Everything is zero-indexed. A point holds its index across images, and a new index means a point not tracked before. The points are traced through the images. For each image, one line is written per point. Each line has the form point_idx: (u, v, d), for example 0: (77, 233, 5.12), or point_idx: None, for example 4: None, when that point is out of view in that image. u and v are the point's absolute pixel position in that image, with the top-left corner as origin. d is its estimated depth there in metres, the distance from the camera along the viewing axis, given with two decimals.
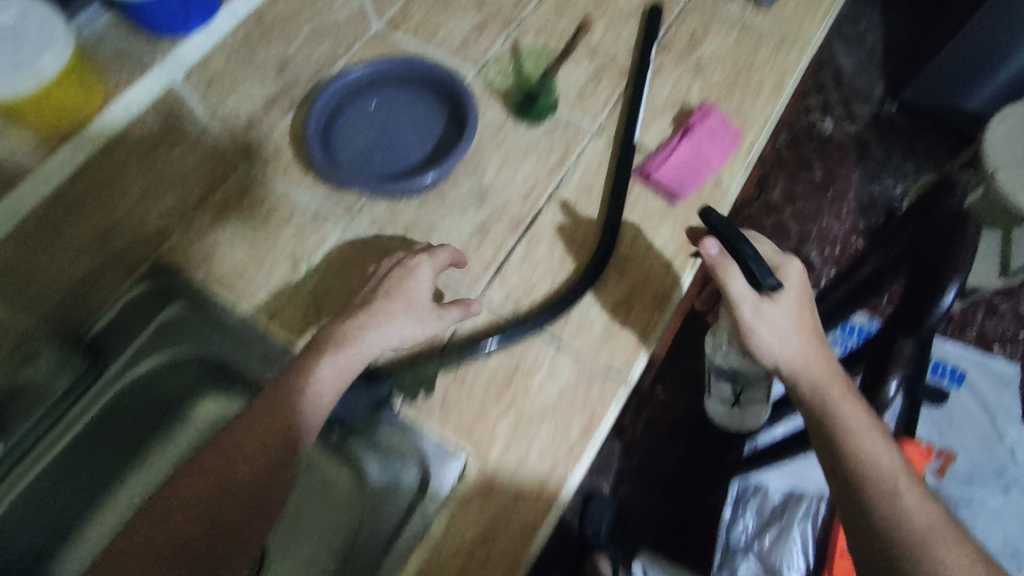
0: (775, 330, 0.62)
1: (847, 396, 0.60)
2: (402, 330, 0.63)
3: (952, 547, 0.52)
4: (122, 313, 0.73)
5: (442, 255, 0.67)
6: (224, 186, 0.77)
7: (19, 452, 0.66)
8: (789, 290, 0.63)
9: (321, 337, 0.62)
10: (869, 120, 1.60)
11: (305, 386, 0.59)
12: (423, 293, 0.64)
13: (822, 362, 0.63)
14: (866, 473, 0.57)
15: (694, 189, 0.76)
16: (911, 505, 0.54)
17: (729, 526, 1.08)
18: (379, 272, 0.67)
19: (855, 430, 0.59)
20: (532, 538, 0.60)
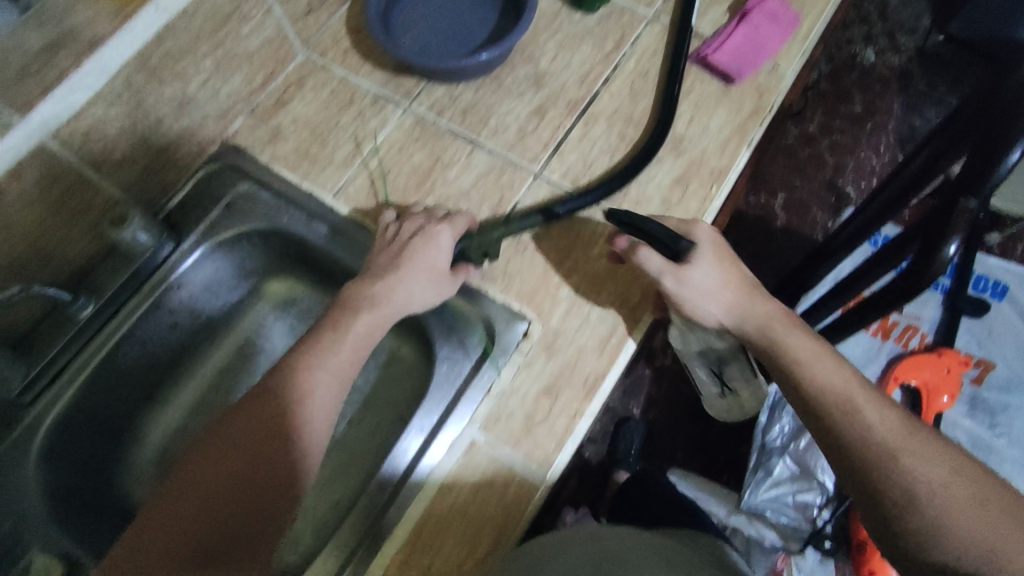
0: (702, 291, 0.63)
1: (790, 334, 0.61)
2: (426, 295, 0.65)
3: (921, 452, 0.53)
4: (196, 189, 0.76)
5: (460, 223, 0.68)
6: (284, 72, 0.79)
7: (70, 357, 0.68)
8: (701, 246, 0.64)
9: (348, 297, 0.64)
10: (914, 51, 1.46)
11: (341, 340, 0.60)
12: (443, 259, 0.66)
13: (760, 307, 0.63)
14: (834, 409, 0.57)
15: (751, 71, 0.76)
16: (874, 421, 0.55)
17: (765, 430, 1.09)
18: (402, 234, 0.67)
19: (805, 361, 0.60)
20: (593, 391, 0.64)
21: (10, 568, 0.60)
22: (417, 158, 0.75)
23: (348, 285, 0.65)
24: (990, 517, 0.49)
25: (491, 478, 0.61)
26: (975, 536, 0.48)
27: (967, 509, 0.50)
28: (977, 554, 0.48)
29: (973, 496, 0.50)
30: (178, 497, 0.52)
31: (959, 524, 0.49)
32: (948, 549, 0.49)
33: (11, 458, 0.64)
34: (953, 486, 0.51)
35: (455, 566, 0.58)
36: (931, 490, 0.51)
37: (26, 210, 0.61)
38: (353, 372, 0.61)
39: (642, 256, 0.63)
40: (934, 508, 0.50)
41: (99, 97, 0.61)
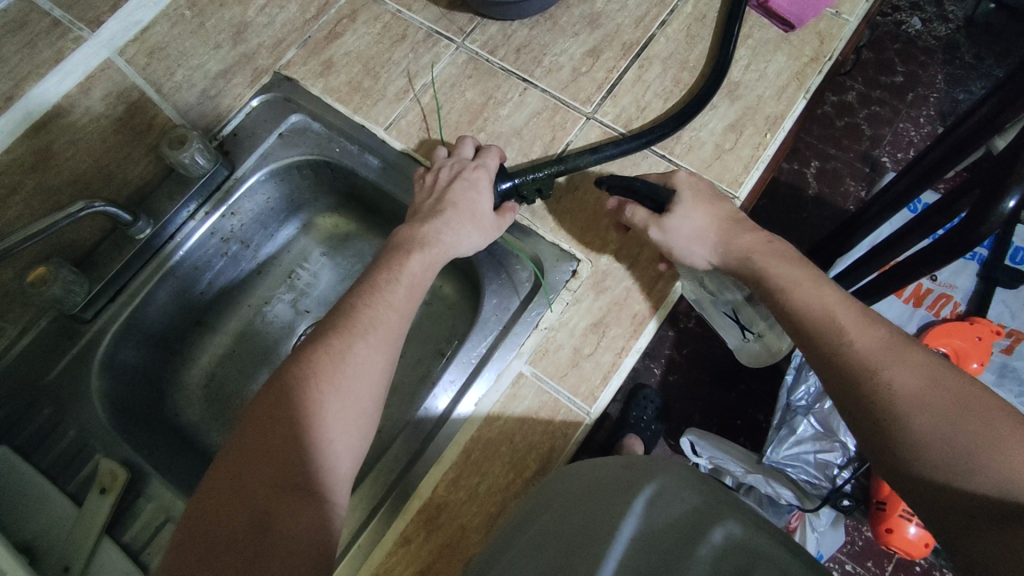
0: (683, 235, 0.63)
1: (768, 262, 0.59)
2: (475, 242, 0.61)
3: (902, 365, 0.50)
4: (248, 117, 0.76)
5: (491, 158, 0.66)
6: (338, 6, 0.79)
7: (119, 284, 0.70)
8: (680, 192, 0.64)
9: (400, 240, 0.59)
10: (962, 21, 1.41)
11: (398, 277, 0.55)
12: (487, 205, 0.62)
13: (741, 239, 0.62)
14: (826, 333, 0.54)
15: (814, 16, 0.75)
16: (854, 339, 0.53)
17: (791, 389, 1.06)
18: (442, 181, 0.64)
19: (786, 286, 0.58)
20: (640, 329, 0.65)
21: (77, 472, 0.62)
22: (469, 95, 0.75)
23: (397, 231, 0.60)
24: (971, 423, 0.46)
25: (538, 408, 0.63)
26: (948, 443, 0.46)
27: (947, 418, 0.47)
28: (953, 463, 0.45)
29: (959, 405, 0.47)
30: (247, 450, 0.45)
31: (933, 433, 0.47)
32: (921, 460, 0.47)
33: (75, 371, 0.66)
34: (931, 396, 0.48)
35: (502, 487, 0.60)
36: (907, 403, 0.48)
37: (92, 126, 0.64)
38: (411, 309, 0.55)
39: (630, 213, 0.65)
40: (912, 421, 0.48)
41: (164, 16, 0.73)
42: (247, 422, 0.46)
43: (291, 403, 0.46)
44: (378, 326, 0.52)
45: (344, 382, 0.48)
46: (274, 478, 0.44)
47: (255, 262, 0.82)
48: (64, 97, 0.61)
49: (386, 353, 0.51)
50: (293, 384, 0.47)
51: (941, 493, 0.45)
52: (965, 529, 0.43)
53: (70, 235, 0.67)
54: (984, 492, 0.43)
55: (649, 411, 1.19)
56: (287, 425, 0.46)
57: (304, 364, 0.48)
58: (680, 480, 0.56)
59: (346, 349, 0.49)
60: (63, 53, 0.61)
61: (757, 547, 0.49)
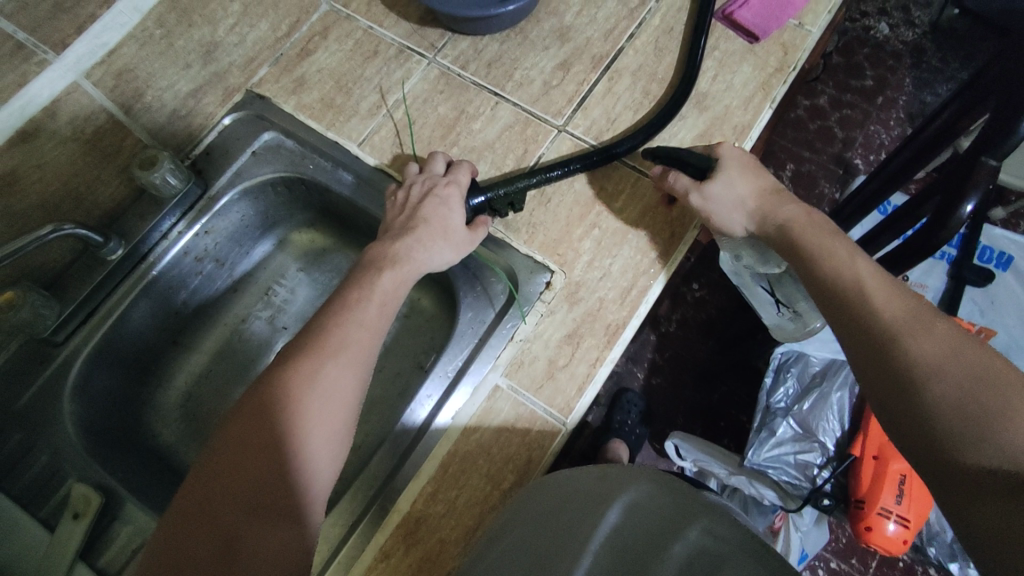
0: (722, 203, 0.66)
1: (806, 233, 0.60)
2: (446, 258, 0.61)
3: (927, 336, 0.50)
4: (219, 137, 0.76)
5: (463, 173, 0.66)
6: (310, 22, 0.80)
7: (89, 307, 0.69)
8: (725, 161, 0.66)
9: (371, 257, 0.59)
10: (928, 26, 1.44)
11: (368, 295, 0.55)
12: (458, 220, 0.63)
13: (782, 209, 0.64)
14: (853, 298, 0.55)
15: (778, 27, 0.78)
16: (883, 305, 0.53)
17: (770, 391, 1.09)
18: (414, 197, 0.64)
19: (817, 256, 0.59)
20: (615, 338, 0.66)
21: (51, 497, 0.62)
22: (442, 110, 0.76)
23: (368, 248, 0.61)
24: (986, 394, 0.45)
25: (514, 420, 0.63)
26: (960, 412, 0.45)
27: (964, 388, 0.46)
28: (966, 431, 0.44)
29: (976, 376, 0.46)
30: (220, 472, 0.45)
31: (951, 399, 0.46)
32: (935, 425, 0.46)
33: (45, 397, 0.65)
34: (951, 364, 0.47)
35: (480, 500, 0.60)
36: (925, 368, 0.48)
37: (59, 149, 0.65)
38: (384, 325, 0.55)
39: (673, 180, 0.67)
40: (927, 388, 0.47)
41: (131, 37, 0.73)
42: (218, 444, 0.46)
43: (262, 425, 0.47)
44: (350, 344, 0.51)
45: (315, 402, 0.48)
46: (246, 501, 0.44)
47: (231, 280, 0.82)
48: (29, 121, 0.63)
49: (356, 372, 0.51)
50: (266, 404, 0.47)
51: (948, 459, 0.44)
52: (971, 500, 0.42)
53: (39, 257, 0.66)
54: (993, 462, 0.42)
55: (633, 415, 1.19)
56: (257, 449, 0.46)
57: (282, 382, 0.48)
58: (653, 487, 0.58)
59: (317, 370, 0.49)
60: (26, 77, 0.62)
61: (724, 555, 0.51)
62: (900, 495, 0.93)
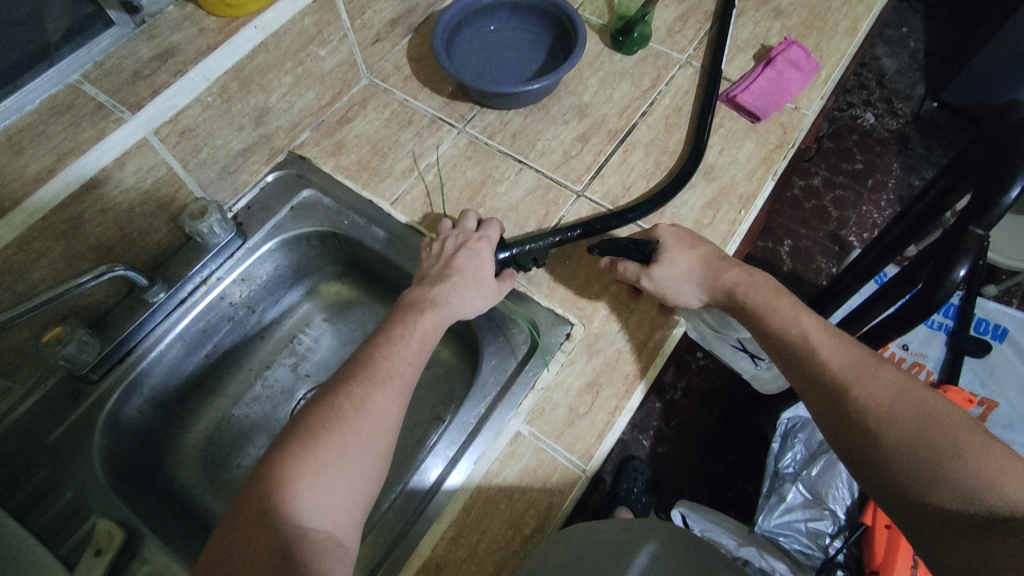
0: (672, 281, 0.67)
1: (751, 293, 0.63)
2: (478, 306, 0.65)
3: (873, 383, 0.52)
4: (259, 194, 0.83)
5: (493, 230, 0.71)
6: (352, 94, 0.88)
7: (129, 344, 0.71)
8: (663, 242, 0.69)
9: (411, 299, 0.63)
10: (910, 117, 1.56)
11: (411, 333, 0.58)
12: (488, 271, 0.67)
13: (727, 274, 0.66)
14: (804, 351, 0.57)
15: (776, 109, 0.86)
16: (829, 357, 0.55)
17: (778, 456, 1.10)
18: (449, 249, 0.69)
19: (765, 314, 0.61)
20: (632, 389, 0.68)
21: (72, 533, 0.62)
22: (469, 174, 0.82)
23: (405, 292, 0.64)
24: (938, 436, 0.47)
25: (535, 466, 0.65)
26: (915, 456, 0.48)
27: (916, 433, 0.48)
28: (927, 474, 0.47)
29: (919, 419, 0.49)
30: (258, 493, 0.46)
31: (903, 445, 0.49)
32: (898, 470, 0.48)
33: (78, 430, 0.67)
34: (900, 410, 0.50)
35: (501, 546, 0.61)
36: (878, 416, 0.50)
37: (123, 197, 0.67)
38: (423, 362, 0.58)
39: (622, 268, 0.69)
40: (882, 435, 0.50)
41: (197, 101, 0.69)
42: (266, 465, 0.47)
43: (311, 445, 0.48)
44: (394, 375, 0.54)
45: (363, 427, 0.50)
46: (286, 523, 0.45)
47: (259, 326, 0.85)
48: (100, 170, 0.64)
49: (399, 402, 0.54)
50: (320, 425, 0.49)
51: (915, 501, 0.47)
52: (942, 538, 0.44)
53: (87, 297, 0.69)
54: (955, 504, 0.45)
55: (639, 483, 1.18)
56: (290, 473, 0.46)
57: (317, 411, 0.51)
58: (672, 542, 0.61)
59: (365, 397, 0.52)
60: (105, 132, 0.63)
61: None
62: (914, 565, 0.91)
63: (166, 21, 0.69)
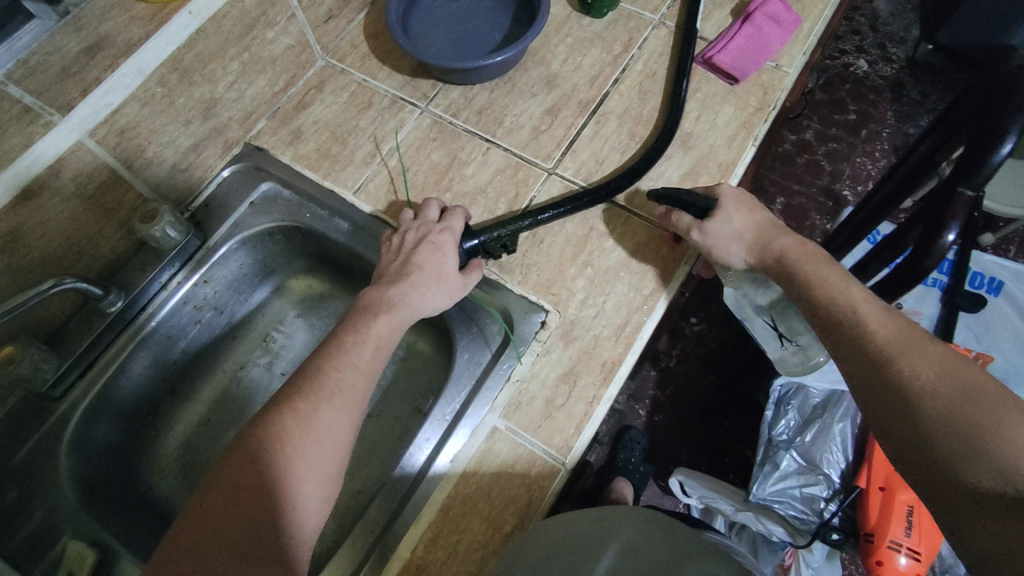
0: (722, 238, 0.66)
1: (801, 261, 0.61)
2: (440, 304, 0.62)
3: (919, 356, 0.51)
4: (219, 188, 0.79)
5: (456, 220, 0.68)
6: (306, 77, 0.83)
7: (88, 358, 0.69)
8: (722, 199, 0.67)
9: (367, 302, 0.60)
10: (904, 61, 1.50)
11: (363, 338, 0.56)
12: (452, 265, 0.64)
13: (777, 240, 0.64)
14: (853, 324, 0.55)
15: (756, 69, 0.81)
16: (877, 328, 0.54)
17: (771, 423, 1.08)
18: (409, 243, 0.66)
19: (813, 283, 0.60)
20: (611, 376, 0.66)
21: (43, 557, 0.60)
22: (435, 157, 0.78)
23: (363, 293, 0.62)
24: (978, 411, 0.46)
25: (512, 461, 0.63)
26: (952, 430, 0.46)
27: (955, 407, 0.47)
28: (961, 448, 0.45)
29: (963, 393, 0.47)
30: (205, 514, 0.44)
31: (942, 418, 0.47)
32: (933, 443, 0.47)
33: (43, 450, 0.65)
34: (943, 385, 0.48)
35: (481, 545, 0.60)
36: (919, 389, 0.49)
37: (63, 207, 0.64)
38: (377, 369, 0.56)
39: (675, 219, 0.69)
40: (920, 408, 0.48)
41: (134, 98, 0.66)
42: (208, 486, 0.46)
43: (247, 470, 0.46)
44: (345, 389, 0.53)
45: (310, 445, 0.49)
46: (234, 545, 0.43)
47: (229, 326, 0.83)
48: (34, 179, 0.60)
49: (351, 416, 0.52)
50: (255, 450, 0.47)
51: (947, 477, 0.45)
52: (969, 514, 0.43)
53: (38, 312, 0.66)
54: (986, 477, 0.43)
55: (637, 453, 1.18)
56: (236, 495, 0.45)
57: (264, 428, 0.49)
58: (646, 524, 0.60)
59: (312, 413, 0.50)
60: (34, 139, 0.59)
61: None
62: (909, 527, 0.90)
63: (92, 10, 0.62)
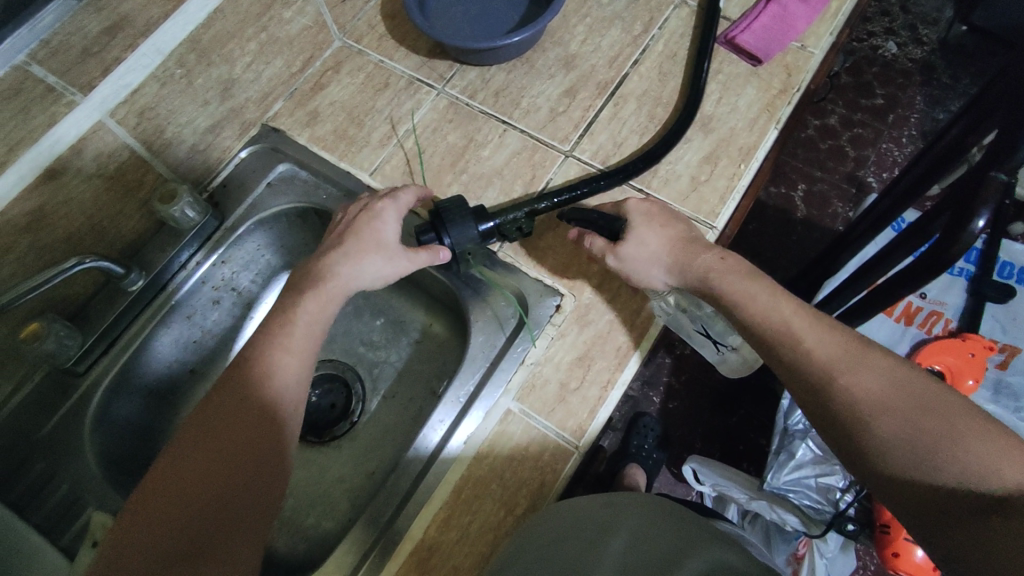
0: (639, 260, 0.64)
1: (726, 281, 0.61)
2: (377, 271, 0.61)
3: (863, 371, 0.52)
4: (235, 168, 0.79)
5: (404, 194, 0.66)
6: (322, 58, 0.82)
7: (110, 336, 0.70)
8: (631, 218, 0.66)
9: (299, 278, 0.61)
10: (936, 43, 1.44)
11: (291, 320, 0.57)
12: (390, 233, 0.63)
13: (697, 257, 0.63)
14: (789, 342, 0.56)
15: (780, 50, 0.79)
16: (813, 345, 0.55)
17: (787, 412, 1.05)
18: (345, 220, 0.65)
19: (740, 303, 0.60)
20: (626, 361, 0.66)
21: (70, 526, 0.63)
22: (451, 139, 0.78)
23: (299, 270, 0.62)
24: (930, 422, 0.48)
25: (526, 444, 0.63)
26: (908, 444, 0.48)
27: (908, 420, 0.48)
28: (919, 462, 0.47)
29: (915, 406, 0.49)
30: (143, 516, 0.46)
31: (896, 434, 0.49)
32: (890, 462, 0.48)
33: (67, 424, 0.66)
34: (892, 399, 0.50)
35: (494, 526, 0.60)
36: (869, 406, 0.50)
37: (85, 186, 0.65)
38: (312, 352, 0.57)
39: (589, 243, 0.67)
40: (876, 425, 0.50)
41: (153, 77, 0.69)
42: (143, 490, 0.48)
43: (178, 470, 0.49)
44: (275, 378, 0.54)
45: (241, 438, 0.50)
46: (168, 545, 0.45)
47: (241, 311, 0.81)
48: (56, 159, 0.62)
49: (288, 405, 0.54)
50: (189, 450, 0.50)
51: (915, 492, 0.46)
52: (937, 527, 0.44)
53: (62, 290, 0.68)
54: (955, 485, 0.44)
55: (650, 440, 1.18)
56: (168, 495, 0.47)
57: (196, 427, 0.51)
58: (655, 510, 0.59)
59: (241, 406, 0.52)
60: (55, 119, 0.61)
61: (739, 566, 0.52)
62: None
63: None
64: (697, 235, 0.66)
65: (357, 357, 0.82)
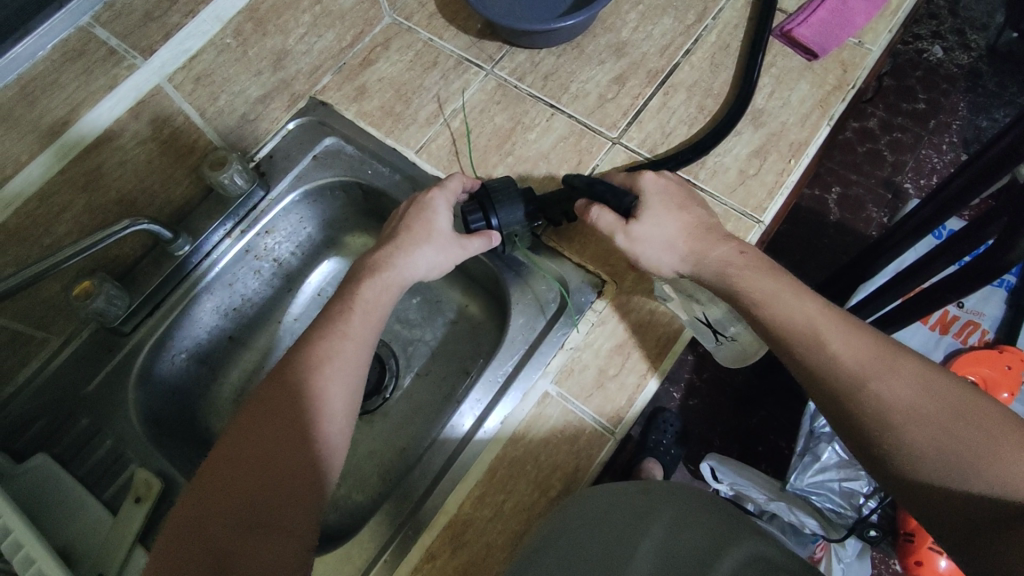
0: (652, 243, 0.62)
1: (746, 277, 0.58)
2: (430, 262, 0.62)
3: (896, 377, 0.51)
4: (280, 142, 0.79)
5: (455, 183, 0.66)
6: (372, 35, 0.82)
7: (155, 298, 0.71)
8: (646, 197, 0.63)
9: (358, 267, 0.61)
10: (984, 49, 1.41)
11: (352, 306, 0.58)
12: (445, 224, 0.64)
13: (714, 248, 0.61)
14: (814, 346, 0.54)
15: (837, 46, 0.77)
16: (839, 349, 0.54)
17: (814, 415, 1.04)
18: (399, 210, 0.66)
19: (763, 299, 0.57)
20: (665, 350, 0.65)
21: (113, 481, 0.64)
22: (498, 120, 0.78)
23: (356, 260, 0.63)
24: (964, 431, 0.48)
25: (562, 427, 0.63)
26: (939, 453, 0.48)
27: (941, 428, 0.48)
28: (948, 471, 0.47)
29: (948, 413, 0.49)
30: (209, 493, 0.48)
31: (929, 444, 0.48)
32: (921, 470, 0.48)
33: (112, 382, 0.68)
34: (924, 406, 0.50)
35: (527, 506, 0.61)
36: (902, 414, 0.50)
37: (140, 148, 0.66)
38: (370, 335, 0.58)
39: (597, 216, 0.64)
40: (904, 433, 0.50)
41: (211, 44, 0.69)
42: (208, 467, 0.50)
43: (241, 446, 0.50)
44: (334, 356, 0.55)
45: (299, 413, 0.52)
46: (234, 520, 0.47)
47: (285, 283, 0.84)
48: (115, 120, 0.63)
49: (347, 382, 0.54)
50: (250, 427, 0.51)
51: (946, 499, 0.47)
52: (966, 537, 0.45)
53: (113, 250, 0.69)
54: (985, 494, 0.45)
55: (669, 435, 1.17)
56: (232, 470, 0.49)
57: (258, 404, 0.52)
58: (691, 502, 0.59)
59: (301, 383, 0.53)
60: (117, 81, 0.62)
61: (776, 558, 0.51)
62: None
63: None
64: (713, 220, 0.64)
65: (391, 334, 0.82)
